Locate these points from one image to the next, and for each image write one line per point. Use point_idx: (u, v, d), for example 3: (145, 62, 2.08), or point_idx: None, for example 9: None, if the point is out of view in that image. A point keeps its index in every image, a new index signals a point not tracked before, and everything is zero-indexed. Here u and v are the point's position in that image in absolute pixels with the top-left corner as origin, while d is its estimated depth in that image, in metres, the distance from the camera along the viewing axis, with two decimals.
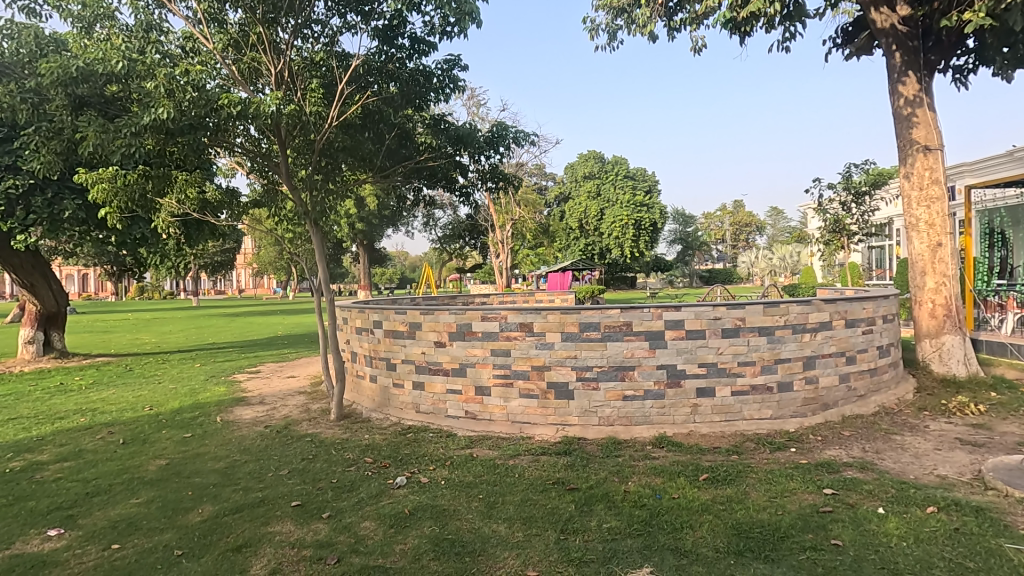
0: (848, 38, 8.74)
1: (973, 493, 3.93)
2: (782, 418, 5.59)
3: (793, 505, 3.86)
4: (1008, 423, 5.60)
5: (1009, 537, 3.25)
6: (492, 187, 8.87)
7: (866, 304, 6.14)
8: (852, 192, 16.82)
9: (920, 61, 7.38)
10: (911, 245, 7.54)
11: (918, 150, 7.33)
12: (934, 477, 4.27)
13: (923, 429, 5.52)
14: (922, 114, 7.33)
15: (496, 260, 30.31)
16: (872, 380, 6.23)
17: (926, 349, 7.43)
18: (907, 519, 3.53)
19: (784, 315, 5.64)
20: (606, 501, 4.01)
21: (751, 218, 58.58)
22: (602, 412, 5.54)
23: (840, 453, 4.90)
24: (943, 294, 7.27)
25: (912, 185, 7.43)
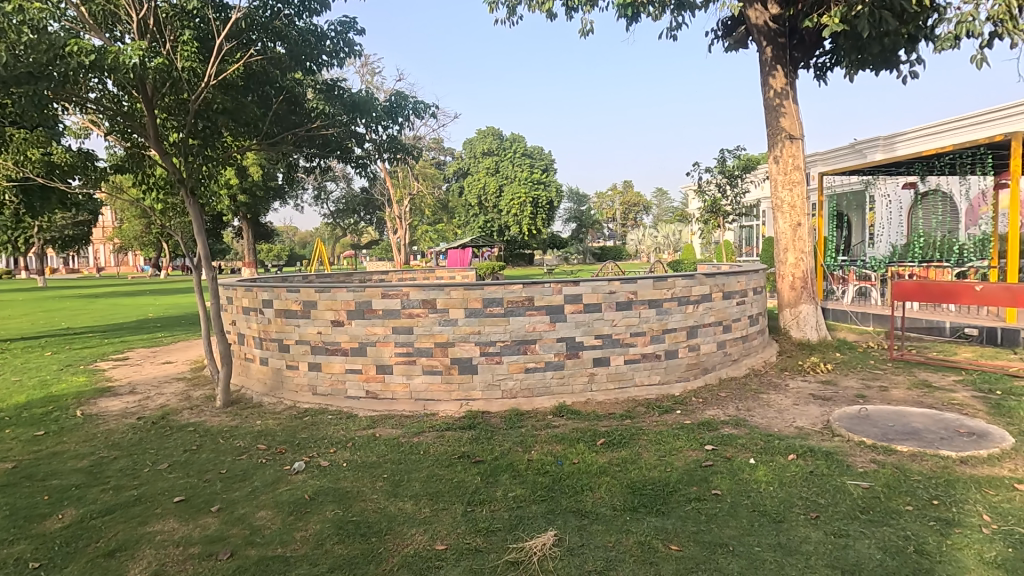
0: (727, 31, 9.43)
1: (823, 440, 4.54)
2: (669, 383, 6.05)
3: (679, 461, 4.22)
4: (849, 379, 6.51)
5: (851, 475, 3.80)
6: (389, 159, 8.55)
7: (740, 278, 6.79)
8: (726, 175, 18.41)
9: (787, 56, 8.12)
10: (776, 225, 8.40)
11: (784, 138, 8.14)
12: (793, 428, 4.87)
13: (784, 387, 6.25)
14: (788, 106, 8.12)
15: (394, 236, 29.39)
16: (744, 346, 6.93)
17: (786, 317, 8.39)
18: (773, 467, 4.00)
19: (671, 289, 6.05)
20: (510, 471, 4.12)
21: (639, 198, 61.85)
22: (505, 385, 5.64)
23: (718, 412, 5.42)
24: (801, 268, 8.20)
25: (778, 170, 8.24)
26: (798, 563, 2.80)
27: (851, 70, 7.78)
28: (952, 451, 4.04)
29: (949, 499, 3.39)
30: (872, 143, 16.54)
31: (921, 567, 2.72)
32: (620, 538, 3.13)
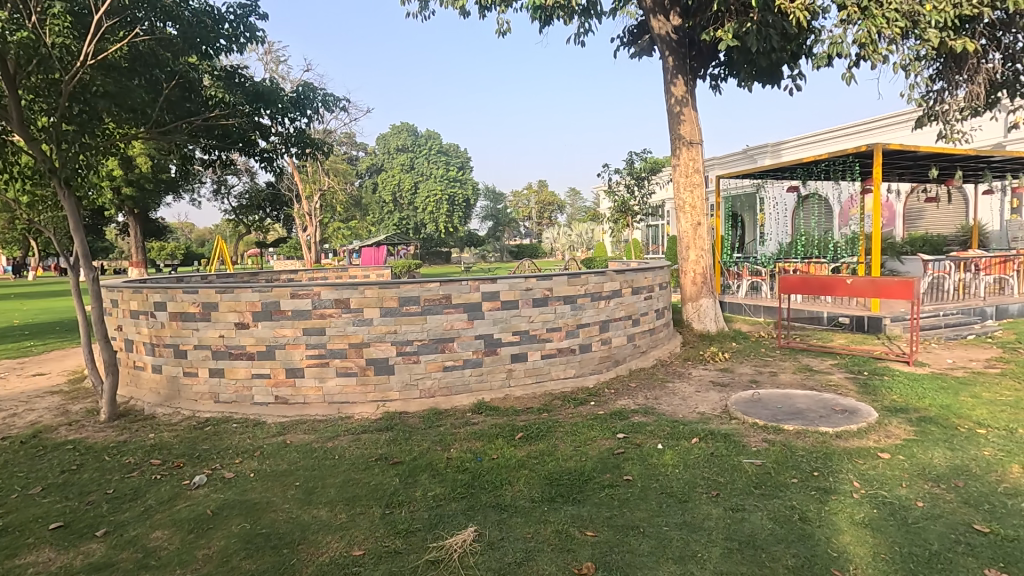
0: (633, 39, 9.87)
1: (722, 423, 4.91)
2: (583, 376, 6.27)
3: (593, 451, 4.39)
4: (744, 365, 7.09)
5: (745, 455, 4.14)
6: (297, 153, 8.16)
7: (647, 274, 7.15)
8: (634, 176, 19.32)
9: (687, 66, 8.65)
10: (679, 224, 8.93)
11: (685, 143, 8.68)
12: (696, 414, 5.23)
13: (687, 376, 6.69)
14: (688, 113, 8.66)
15: (302, 233, 27.97)
16: (652, 338, 7.33)
17: (688, 310, 8.97)
18: (678, 450, 4.27)
19: (584, 285, 6.27)
20: (429, 470, 4.09)
21: (554, 197, 63.24)
22: (423, 384, 5.58)
23: (628, 402, 5.70)
24: (701, 265, 8.79)
25: (679, 173, 8.76)
26: (702, 539, 3.01)
27: (743, 81, 8.42)
28: (828, 427, 4.53)
29: (827, 470, 3.79)
30: (762, 149, 18.03)
31: (805, 533, 3.01)
32: (538, 529, 3.20)
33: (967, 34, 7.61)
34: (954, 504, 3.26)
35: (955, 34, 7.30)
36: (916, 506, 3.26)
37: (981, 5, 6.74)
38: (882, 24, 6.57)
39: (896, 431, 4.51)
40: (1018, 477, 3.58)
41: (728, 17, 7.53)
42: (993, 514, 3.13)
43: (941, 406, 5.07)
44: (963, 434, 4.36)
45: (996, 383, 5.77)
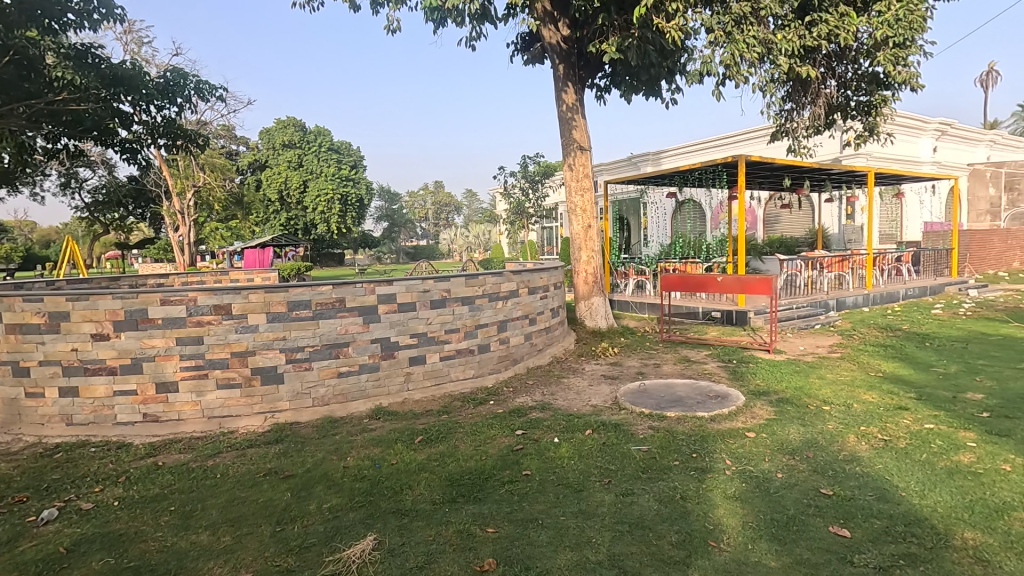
0: (525, 45, 10.14)
1: (613, 414, 5.21)
2: (482, 375, 6.34)
3: (493, 449, 4.45)
4: (631, 359, 7.57)
5: (634, 442, 4.42)
6: (166, 144, 7.44)
7: (542, 274, 7.38)
8: (528, 180, 19.82)
9: (576, 75, 9.06)
10: (572, 226, 9.31)
11: (575, 148, 9.08)
12: (589, 407, 5.49)
13: (581, 371, 7.01)
14: (579, 120, 9.06)
15: (174, 233, 25.39)
16: (547, 336, 7.57)
17: (581, 309, 9.40)
18: (573, 442, 4.47)
19: (482, 286, 6.33)
20: (325, 481, 3.91)
21: (451, 198, 62.97)
22: (316, 393, 5.31)
23: (526, 399, 5.85)
24: (592, 265, 9.24)
25: (572, 177, 9.14)
26: (596, 525, 3.18)
27: (626, 93, 8.99)
28: (704, 412, 4.98)
29: (703, 451, 4.17)
30: (644, 157, 19.31)
31: (686, 510, 3.29)
32: (440, 530, 3.20)
33: (810, 62, 8.71)
34: (806, 472, 3.74)
35: (801, 61, 8.32)
36: (776, 477, 3.68)
37: (821, 37, 7.75)
38: (743, 49, 7.35)
39: (760, 412, 5.06)
40: (853, 445, 4.18)
41: (612, 32, 8.01)
42: (835, 478, 3.62)
43: (795, 387, 5.77)
44: (812, 411, 5.00)
45: (837, 365, 6.68)
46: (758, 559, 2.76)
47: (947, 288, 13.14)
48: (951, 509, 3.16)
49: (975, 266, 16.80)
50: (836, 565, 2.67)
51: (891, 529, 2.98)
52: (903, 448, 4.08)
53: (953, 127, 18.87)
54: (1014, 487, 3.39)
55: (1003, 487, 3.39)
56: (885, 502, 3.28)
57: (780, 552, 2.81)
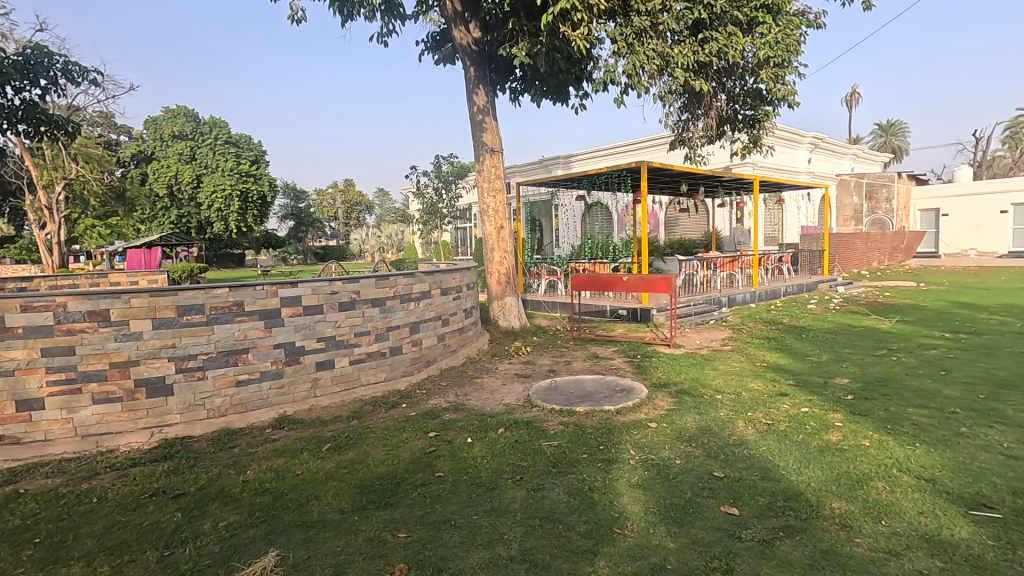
0: (436, 45, 10.06)
1: (525, 411, 5.31)
2: (394, 379, 6.21)
3: (405, 452, 4.38)
4: (543, 357, 7.75)
5: (545, 438, 4.53)
6: (27, 131, 6.59)
7: (455, 275, 7.37)
8: (441, 179, 19.63)
9: (487, 78, 9.11)
10: (485, 227, 9.37)
11: (487, 150, 9.14)
12: (502, 405, 5.56)
13: (494, 370, 7.08)
14: (490, 122, 9.13)
15: (39, 231, 22.51)
16: (461, 337, 7.57)
17: (494, 309, 9.47)
18: (486, 442, 4.50)
19: (393, 287, 6.20)
20: (221, 498, 3.65)
21: (361, 197, 61.03)
22: (211, 404, 4.94)
23: (439, 400, 5.81)
24: (504, 265, 9.34)
25: (484, 178, 9.20)
26: (508, 521, 3.22)
27: (536, 98, 9.18)
28: (611, 406, 5.21)
29: (610, 443, 4.36)
30: (555, 160, 19.84)
31: (593, 501, 3.42)
32: (349, 540, 3.09)
33: (703, 76, 9.37)
34: (701, 458, 4.02)
35: (696, 75, 8.94)
36: (675, 463, 3.93)
37: (712, 54, 8.35)
38: (643, 61, 7.79)
39: (661, 403, 5.38)
40: (741, 429, 4.56)
41: (521, 37, 8.16)
42: (726, 461, 3.94)
43: (692, 379, 6.19)
44: (707, 400, 5.39)
45: (729, 357, 7.25)
46: (658, 542, 2.93)
47: (820, 285, 14.67)
48: (821, 483, 3.54)
49: (842, 266, 18.90)
50: (727, 541, 2.90)
51: (773, 504, 3.29)
52: (783, 430, 4.51)
53: (823, 141, 21.10)
54: (871, 459, 3.86)
55: (863, 460, 3.85)
56: (768, 481, 3.61)
57: (679, 534, 3.00)
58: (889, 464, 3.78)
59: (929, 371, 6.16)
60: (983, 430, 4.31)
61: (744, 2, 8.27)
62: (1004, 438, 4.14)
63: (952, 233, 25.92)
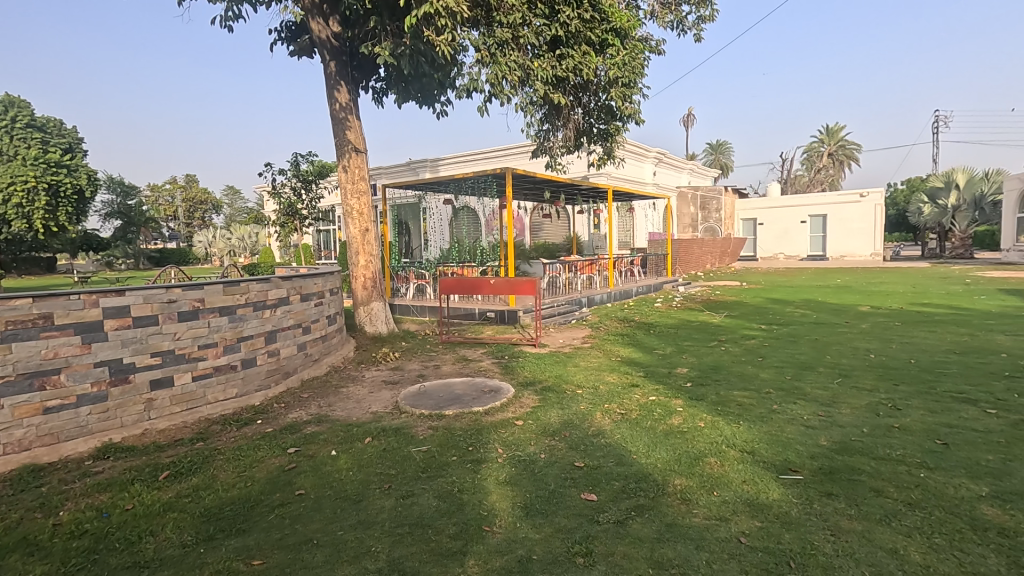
0: (291, 36, 9.45)
1: (393, 418, 5.18)
2: (247, 394, 5.70)
3: (260, 472, 4.05)
4: (412, 362, 7.63)
5: (413, 444, 4.47)
6: None
7: (317, 280, 6.96)
8: (301, 179, 18.33)
9: (349, 75, 8.77)
10: (348, 229, 8.99)
11: (350, 150, 8.78)
12: (369, 414, 5.37)
13: (361, 378, 6.81)
14: (353, 121, 8.79)
15: None
16: (323, 345, 7.17)
17: (360, 314, 9.12)
18: (352, 453, 4.32)
19: (244, 294, 5.69)
20: (24, 548, 3.07)
21: (207, 195, 55.23)
22: (9, 437, 4.13)
23: (300, 414, 5.45)
24: (370, 269, 9.03)
25: (346, 179, 8.83)
26: (376, 533, 3.13)
27: (400, 100, 9.02)
28: (479, 407, 5.30)
29: (478, 444, 4.43)
30: (422, 163, 19.71)
31: (463, 503, 3.44)
32: None
33: (561, 90, 9.94)
34: (564, 450, 4.25)
35: (555, 89, 9.45)
36: (540, 457, 4.11)
37: (569, 70, 8.87)
38: (504, 71, 8.08)
39: (527, 400, 5.59)
40: (599, 420, 4.89)
41: (384, 37, 7.99)
42: (585, 451, 4.21)
43: (555, 376, 6.52)
44: (568, 395, 5.72)
45: (588, 354, 7.75)
46: (525, 535, 3.04)
47: (666, 285, 16.29)
48: (666, 463, 3.93)
49: (682, 268, 21.15)
50: (586, 526, 3.10)
51: (626, 487, 3.58)
52: (634, 418, 4.93)
53: (666, 156, 23.46)
54: (706, 438, 4.38)
55: (700, 439, 4.35)
56: (622, 465, 3.92)
57: (544, 524, 3.14)
58: (720, 441, 4.32)
59: (750, 358, 7.14)
60: (790, 406, 5.11)
61: (596, 24, 8.83)
62: (805, 411, 4.94)
63: (766, 240, 30.30)
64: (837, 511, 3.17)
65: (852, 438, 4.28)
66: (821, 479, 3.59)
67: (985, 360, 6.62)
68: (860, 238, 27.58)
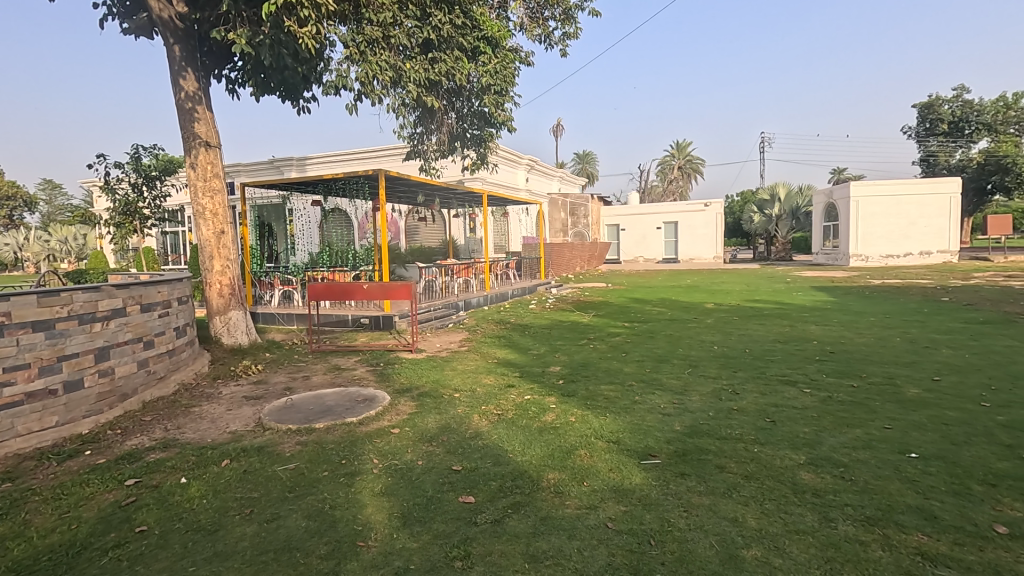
0: (124, 10, 8.32)
1: (255, 437, 4.77)
2: (72, 422, 4.90)
3: (90, 511, 3.50)
4: (277, 374, 7.09)
5: (279, 463, 4.15)
6: None
7: (161, 288, 6.20)
8: (143, 174, 16.05)
9: (197, 61, 7.94)
10: (199, 231, 8.13)
11: (199, 144, 7.96)
12: (227, 434, 4.89)
13: (217, 396, 6.18)
14: (202, 112, 7.98)
15: None
16: (171, 361, 6.40)
17: (216, 325, 8.28)
18: (206, 479, 3.90)
19: (66, 306, 4.89)
20: None
21: (15, 190, 46.77)
22: None
23: (141, 440, 4.80)
24: (227, 275, 8.24)
25: (196, 175, 8.00)
26: (235, 564, 2.86)
27: (258, 92, 8.34)
28: (353, 417, 5.08)
29: (352, 456, 4.24)
30: (286, 162, 18.47)
31: (334, 520, 3.27)
32: None
33: (434, 94, 9.90)
34: (441, 455, 4.22)
35: (428, 92, 9.40)
36: (417, 464, 4.04)
37: (441, 74, 8.87)
38: (375, 70, 7.90)
39: (404, 408, 5.46)
40: (476, 423, 4.94)
41: (239, 23, 7.33)
42: (463, 454, 4.22)
43: (432, 381, 6.46)
44: (446, 399, 5.70)
45: (465, 357, 7.79)
46: (402, 545, 2.97)
47: (539, 287, 16.92)
48: (540, 459, 4.08)
49: (554, 271, 22.11)
50: (464, 529, 3.11)
51: (502, 486, 3.65)
52: (510, 418, 5.05)
53: (537, 164, 24.39)
54: (576, 432, 4.61)
55: (571, 433, 4.57)
56: (498, 465, 3.99)
57: (421, 532, 3.10)
58: (589, 433, 4.57)
59: (615, 354, 7.68)
60: (650, 396, 5.57)
61: (467, 31, 8.91)
62: (662, 400, 5.42)
63: (628, 244, 32.76)
64: (688, 489, 3.51)
65: (701, 422, 4.77)
66: (676, 461, 3.96)
67: (801, 347, 7.77)
68: (705, 242, 30.93)
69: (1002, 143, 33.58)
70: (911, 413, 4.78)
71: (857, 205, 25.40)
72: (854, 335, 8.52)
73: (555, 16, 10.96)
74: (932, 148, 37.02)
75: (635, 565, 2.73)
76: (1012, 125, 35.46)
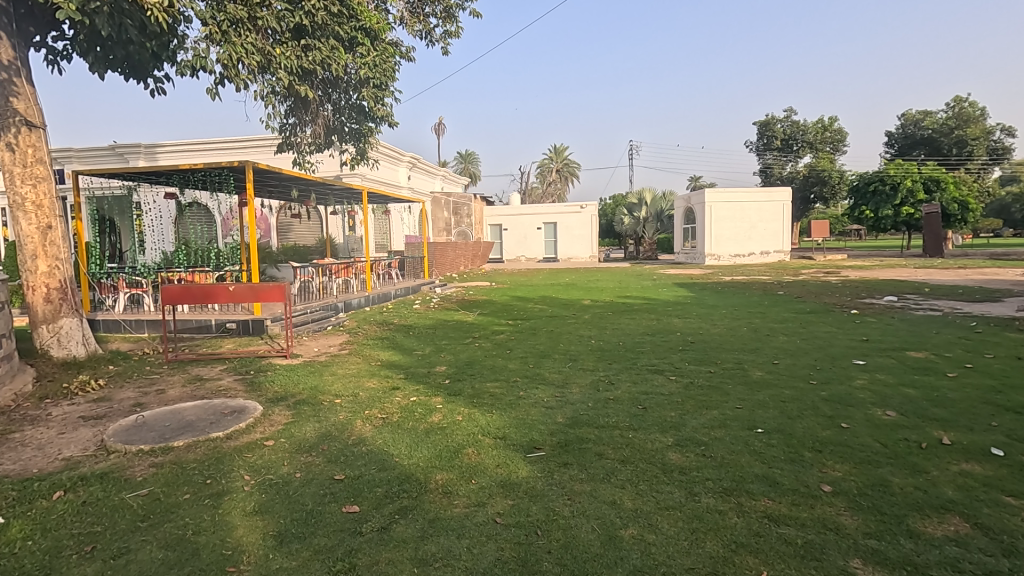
0: None
1: (97, 462, 4.16)
2: None
3: None
4: (124, 390, 6.23)
5: (128, 489, 3.66)
6: None
7: None
8: None
9: (11, 26, 6.71)
10: (17, 226, 6.90)
11: (17, 122, 6.75)
12: (60, 462, 4.20)
13: (44, 418, 5.28)
14: (20, 85, 6.79)
15: None
16: None
17: (41, 335, 7.08)
18: (31, 516, 3.33)
19: None
20: None
21: None
22: None
23: None
24: (56, 276, 7.10)
25: (13, 160, 6.78)
26: None
27: (95, 68, 7.27)
28: (219, 432, 4.62)
29: (218, 475, 3.85)
30: (132, 149, 16.40)
31: (197, 547, 2.95)
32: None
33: (308, 84, 9.38)
34: (322, 466, 3.99)
35: (299, 81, 8.85)
36: (295, 478, 3.79)
37: (315, 63, 8.35)
38: (239, 52, 7.34)
39: (278, 418, 5.08)
40: (360, 428, 4.75)
41: None
42: (345, 462, 4.03)
43: (310, 387, 6.09)
44: (325, 406, 5.40)
45: (346, 360, 7.46)
46: (279, 565, 2.77)
47: (423, 287, 16.66)
48: (427, 460, 4.02)
49: (438, 270, 21.92)
50: (348, 540, 2.97)
51: (389, 492, 3.54)
52: (396, 421, 4.92)
53: (419, 162, 24.13)
54: (464, 431, 4.62)
55: (458, 432, 4.58)
56: (384, 470, 3.88)
57: (300, 549, 2.91)
58: (475, 431, 4.60)
59: (499, 351, 7.81)
60: (533, 391, 5.75)
61: (343, 20, 8.43)
62: (545, 394, 5.62)
63: (510, 244, 33.44)
64: (571, 478, 3.67)
65: (581, 413, 5.01)
66: (559, 452, 4.12)
67: (667, 338, 8.49)
68: (582, 242, 32.58)
69: (821, 159, 39.44)
70: (756, 394, 5.44)
71: (710, 210, 28.32)
72: (709, 326, 9.50)
73: (436, 14, 10.90)
74: (769, 161, 42.42)
75: (522, 557, 2.80)
76: (828, 145, 41.79)
